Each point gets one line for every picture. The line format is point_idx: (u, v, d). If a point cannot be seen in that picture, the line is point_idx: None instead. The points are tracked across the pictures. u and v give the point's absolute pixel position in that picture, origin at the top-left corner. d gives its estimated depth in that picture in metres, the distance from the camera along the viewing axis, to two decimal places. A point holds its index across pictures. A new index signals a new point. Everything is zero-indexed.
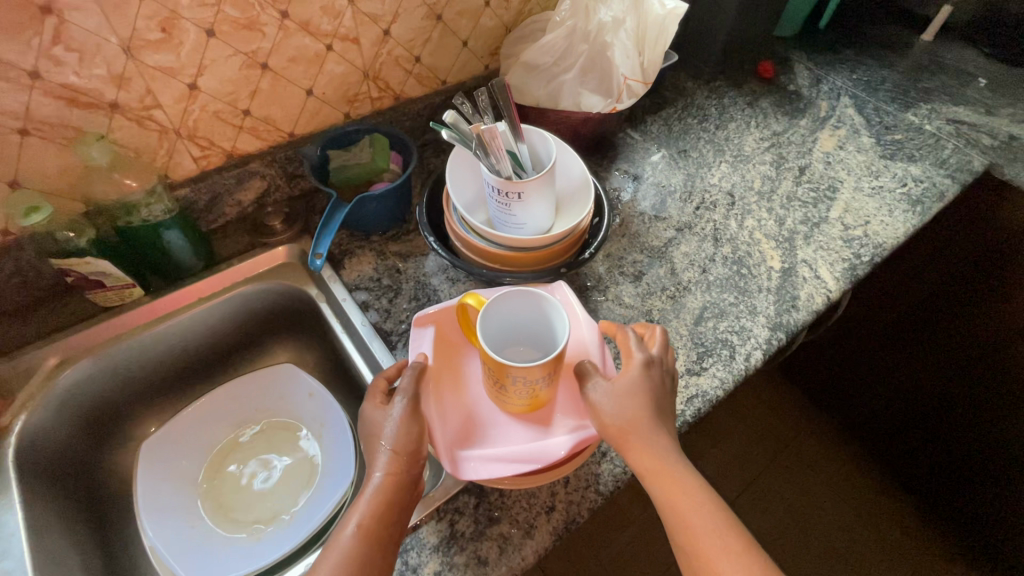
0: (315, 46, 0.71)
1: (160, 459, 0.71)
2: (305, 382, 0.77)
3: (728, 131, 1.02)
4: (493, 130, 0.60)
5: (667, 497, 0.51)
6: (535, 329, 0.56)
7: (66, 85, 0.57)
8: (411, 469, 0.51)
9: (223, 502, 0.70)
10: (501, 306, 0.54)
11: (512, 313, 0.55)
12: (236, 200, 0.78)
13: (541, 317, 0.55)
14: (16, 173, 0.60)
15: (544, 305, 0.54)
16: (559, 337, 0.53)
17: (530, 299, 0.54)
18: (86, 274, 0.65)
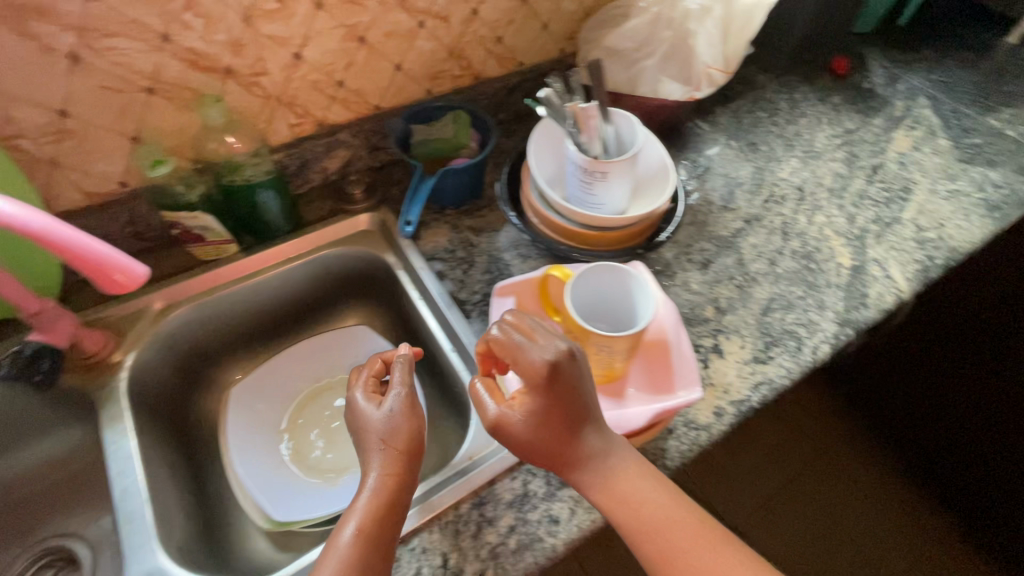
0: (409, 22, 0.74)
1: (247, 405, 0.77)
2: (379, 346, 0.82)
3: (798, 126, 1.01)
4: (590, 108, 0.62)
5: (606, 482, 0.50)
6: (614, 308, 0.58)
7: (191, 49, 0.61)
8: (408, 467, 0.54)
9: (301, 451, 0.75)
10: (586, 279, 0.56)
11: (595, 288, 0.57)
12: (323, 167, 0.82)
13: (623, 293, 0.57)
14: (139, 129, 0.65)
15: (629, 282, 0.57)
16: (641, 313, 0.56)
17: (614, 274, 0.56)
18: (191, 227, 0.70)
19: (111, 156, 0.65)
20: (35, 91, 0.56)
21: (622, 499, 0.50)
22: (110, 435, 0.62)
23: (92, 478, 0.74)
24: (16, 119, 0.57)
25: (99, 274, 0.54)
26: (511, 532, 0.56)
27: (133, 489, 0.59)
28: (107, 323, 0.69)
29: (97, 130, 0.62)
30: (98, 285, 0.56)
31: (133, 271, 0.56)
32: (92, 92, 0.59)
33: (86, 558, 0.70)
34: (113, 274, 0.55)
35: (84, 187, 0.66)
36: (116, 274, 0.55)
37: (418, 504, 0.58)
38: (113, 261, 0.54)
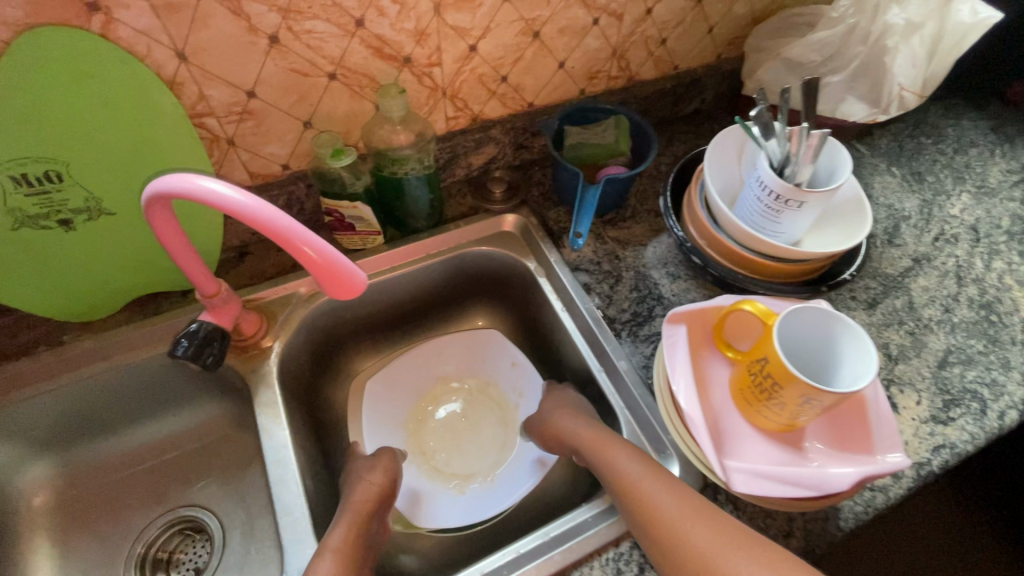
0: (584, 19, 0.70)
1: (381, 398, 0.78)
2: (508, 353, 0.81)
3: (969, 157, 0.91)
4: (811, 138, 0.54)
5: (602, 455, 0.58)
6: (813, 356, 0.53)
7: (379, 35, 0.59)
8: (373, 512, 0.60)
9: (428, 452, 0.74)
10: (789, 322, 0.51)
11: (795, 333, 0.52)
12: (467, 162, 0.79)
13: (828, 343, 0.51)
14: (312, 114, 0.63)
15: (835, 331, 0.51)
16: (850, 366, 0.50)
17: (821, 317, 0.51)
18: (346, 216, 0.69)
19: (282, 139, 0.64)
20: (232, 70, 0.55)
21: (630, 485, 0.53)
22: (264, 423, 0.62)
23: (221, 454, 0.75)
24: (209, 97, 0.56)
25: (288, 247, 0.44)
26: None
27: (288, 480, 0.59)
28: (258, 305, 0.69)
29: (276, 112, 0.61)
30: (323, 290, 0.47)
31: (329, 250, 0.45)
32: (281, 74, 0.58)
33: (213, 531, 0.71)
34: (302, 247, 0.44)
35: (251, 168, 0.65)
36: (311, 249, 0.44)
37: (580, 532, 0.55)
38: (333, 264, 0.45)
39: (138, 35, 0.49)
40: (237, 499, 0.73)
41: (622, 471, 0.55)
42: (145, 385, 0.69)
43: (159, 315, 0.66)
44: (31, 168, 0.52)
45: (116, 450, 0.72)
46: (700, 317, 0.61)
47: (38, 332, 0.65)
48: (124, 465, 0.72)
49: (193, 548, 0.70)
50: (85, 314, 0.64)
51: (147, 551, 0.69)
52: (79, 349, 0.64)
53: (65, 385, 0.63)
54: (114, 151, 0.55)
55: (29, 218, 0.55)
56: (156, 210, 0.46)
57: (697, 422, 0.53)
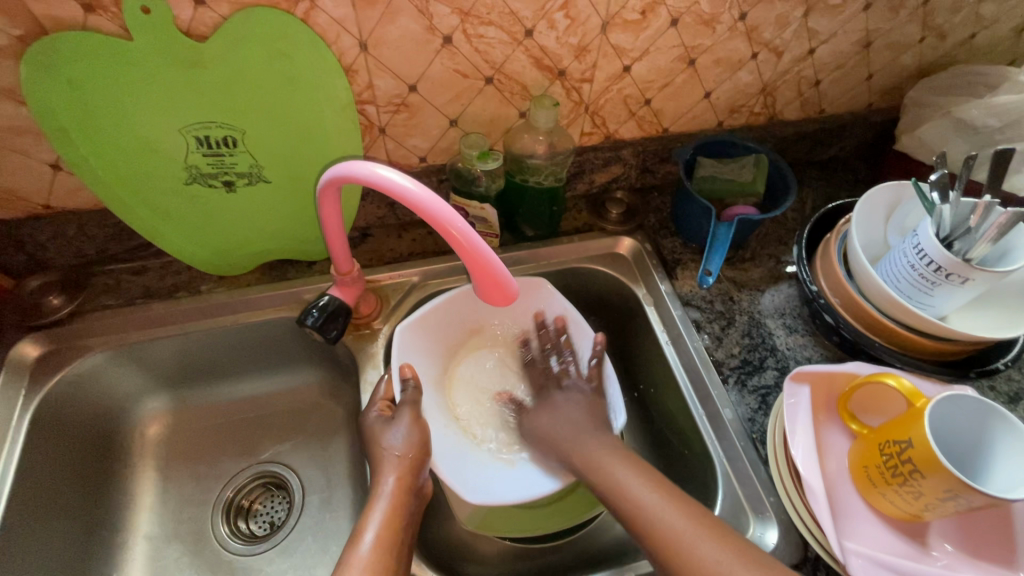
0: (744, 52, 0.68)
1: (405, 354, 0.63)
2: (551, 305, 0.68)
3: None
4: (1000, 217, 0.50)
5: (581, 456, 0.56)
6: (961, 446, 0.48)
7: (543, 47, 0.60)
8: (415, 473, 0.55)
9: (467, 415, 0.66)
10: (939, 409, 0.48)
11: (942, 421, 0.48)
12: (590, 179, 0.79)
13: (982, 437, 0.47)
14: (461, 114, 0.65)
15: (992, 426, 0.47)
16: (1005, 465, 0.45)
17: (977, 409, 0.47)
18: (471, 216, 0.70)
19: (428, 133, 0.66)
20: (403, 64, 0.58)
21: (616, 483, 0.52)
22: (367, 404, 0.64)
23: (311, 420, 0.78)
24: (376, 87, 0.59)
25: (440, 232, 0.45)
26: None
27: None
28: (374, 287, 0.71)
29: (429, 107, 0.63)
30: (474, 289, 0.49)
31: (474, 237, 0.46)
32: (444, 73, 0.60)
33: (293, 491, 0.74)
34: (452, 233, 0.45)
35: (393, 157, 0.68)
36: (461, 232, 0.45)
37: None
38: (490, 266, 0.46)
39: (332, 23, 0.53)
40: (319, 466, 0.76)
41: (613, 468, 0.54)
42: (258, 344, 0.73)
43: (286, 281, 0.70)
44: (213, 132, 0.57)
45: (221, 397, 0.77)
46: (825, 381, 0.58)
47: (180, 278, 0.71)
48: (224, 413, 0.77)
49: (271, 503, 0.74)
50: (224, 269, 0.69)
51: (233, 497, 0.73)
52: (212, 299, 0.69)
53: (196, 331, 0.68)
54: (284, 126, 0.59)
55: (201, 175, 0.60)
56: (327, 192, 0.48)
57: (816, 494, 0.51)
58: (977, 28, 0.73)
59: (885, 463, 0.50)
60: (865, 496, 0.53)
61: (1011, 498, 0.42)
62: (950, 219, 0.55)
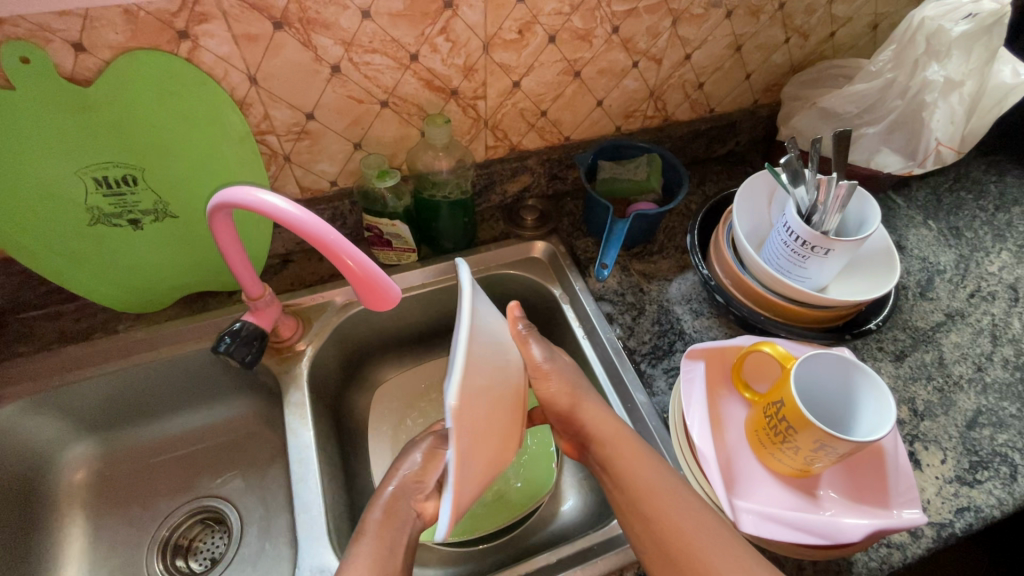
0: (624, 62, 0.73)
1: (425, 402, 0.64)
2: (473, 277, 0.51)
3: (1011, 216, 0.90)
4: (841, 187, 0.56)
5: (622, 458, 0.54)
6: (834, 402, 0.53)
7: (430, 69, 0.64)
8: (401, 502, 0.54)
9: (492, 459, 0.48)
10: (808, 369, 0.52)
11: (812, 380, 0.53)
12: (503, 190, 0.83)
13: (849, 391, 0.52)
14: (363, 137, 0.68)
15: (855, 379, 0.51)
16: (866, 416, 0.50)
17: (842, 366, 0.52)
18: (385, 232, 0.73)
19: (334, 158, 0.69)
20: (295, 94, 0.60)
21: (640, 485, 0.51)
22: (291, 423, 0.65)
23: (247, 449, 0.78)
24: (272, 117, 0.62)
25: (328, 253, 0.47)
26: None
27: (307, 479, 0.61)
28: (295, 310, 0.73)
29: (330, 133, 0.66)
30: (364, 304, 0.51)
31: (364, 258, 0.48)
32: (338, 100, 0.63)
33: (230, 524, 0.74)
34: (344, 258, 0.47)
35: (302, 183, 0.70)
36: (354, 259, 0.48)
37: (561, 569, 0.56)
38: (378, 279, 0.49)
39: (217, 60, 0.55)
40: (257, 494, 0.76)
41: (637, 481, 0.52)
42: (183, 377, 0.73)
43: (205, 312, 0.71)
44: (112, 171, 0.59)
45: (153, 436, 0.77)
46: (718, 355, 0.62)
47: (96, 320, 0.71)
48: (158, 451, 0.77)
49: (212, 538, 0.73)
50: (143, 306, 0.70)
51: (169, 535, 0.72)
52: (131, 338, 0.69)
53: (114, 370, 0.68)
54: (184, 161, 0.61)
55: (104, 215, 0.61)
56: (218, 217, 0.50)
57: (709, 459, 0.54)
58: (834, 27, 0.81)
59: (769, 424, 0.54)
60: (759, 458, 0.56)
61: (868, 441, 0.47)
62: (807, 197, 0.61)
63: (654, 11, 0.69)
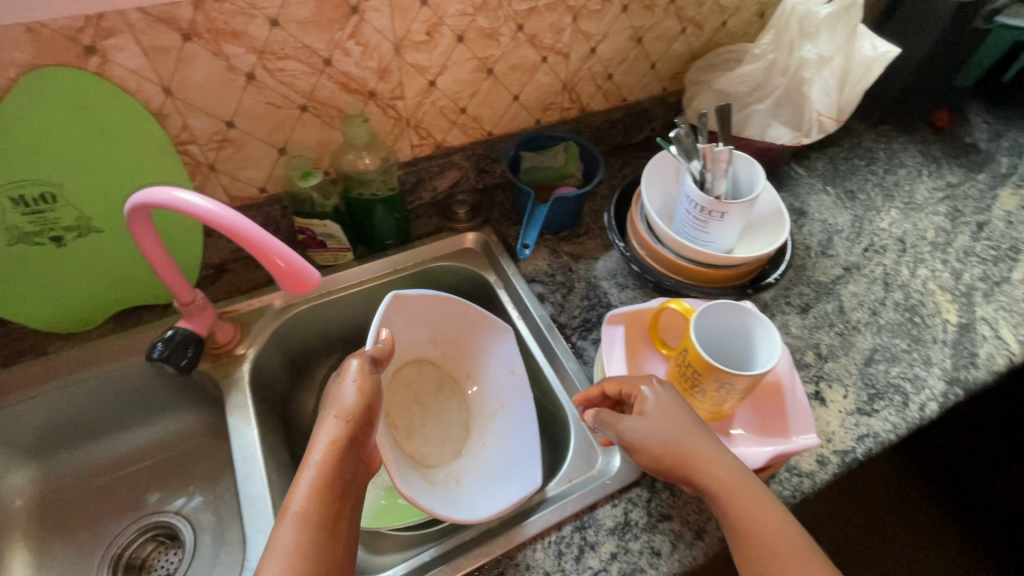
0: (533, 57, 0.78)
1: (383, 323, 0.66)
2: (508, 358, 0.74)
3: (898, 177, 1.00)
4: (722, 151, 0.63)
5: (746, 517, 0.48)
6: (733, 344, 0.59)
7: (345, 73, 0.67)
8: (356, 438, 0.53)
9: (399, 427, 0.68)
10: (709, 317, 0.57)
11: (717, 327, 0.58)
12: (433, 186, 0.86)
13: (745, 334, 0.58)
14: (286, 142, 0.70)
15: (748, 322, 0.57)
16: (760, 354, 0.56)
17: (739, 314, 0.57)
18: (318, 233, 0.75)
19: (260, 165, 0.71)
20: (212, 103, 0.62)
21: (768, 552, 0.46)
22: (234, 424, 0.66)
23: (197, 461, 0.78)
24: (191, 127, 0.64)
25: (260, 256, 0.51)
26: (581, 557, 0.56)
27: (253, 474, 0.62)
28: (234, 317, 0.74)
29: (252, 139, 0.68)
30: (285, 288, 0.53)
31: (295, 257, 0.52)
32: (257, 107, 0.65)
33: (184, 538, 0.73)
34: (275, 259, 0.51)
35: (230, 191, 0.72)
36: (282, 255, 0.51)
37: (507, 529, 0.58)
38: (297, 264, 0.51)
39: (129, 73, 0.57)
40: (210, 504, 0.76)
41: (766, 544, 0.46)
42: (123, 394, 0.73)
43: (140, 326, 0.72)
44: (29, 190, 0.59)
45: (96, 458, 0.76)
46: (636, 318, 0.67)
47: (25, 343, 0.70)
48: (103, 472, 0.76)
49: (166, 556, 0.73)
50: (72, 325, 0.69)
51: (121, 553, 0.72)
52: (64, 357, 0.69)
53: (46, 392, 0.67)
54: (105, 174, 0.62)
55: (26, 234, 0.61)
56: (137, 220, 0.52)
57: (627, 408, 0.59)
58: (724, 16, 0.89)
59: (680, 373, 0.59)
60: None
61: (760, 373, 0.52)
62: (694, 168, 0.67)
63: (554, 8, 0.74)
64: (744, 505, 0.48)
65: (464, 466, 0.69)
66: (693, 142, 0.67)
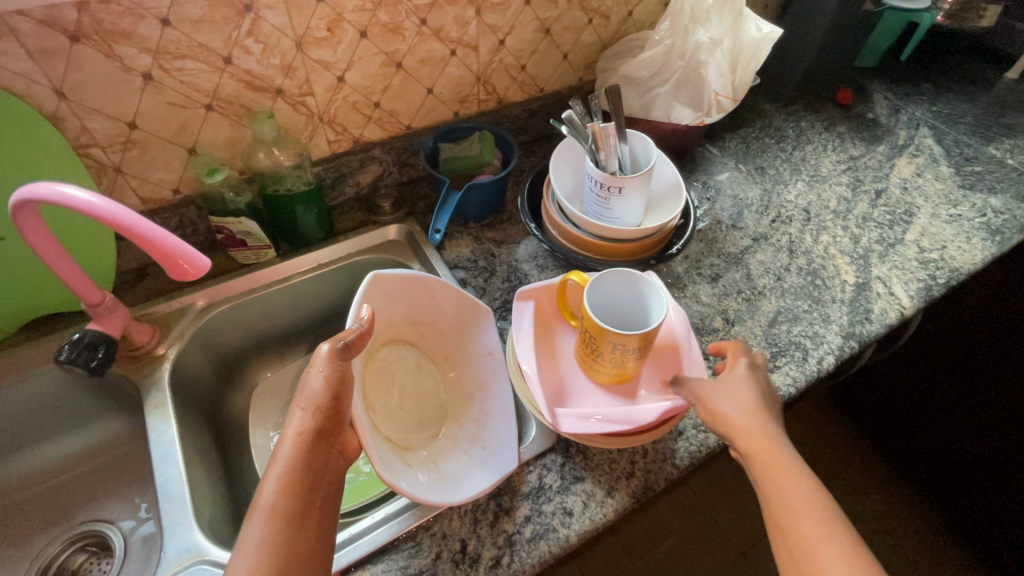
0: (442, 51, 0.81)
1: (362, 303, 0.63)
2: (487, 339, 0.72)
3: (805, 152, 1.06)
4: (608, 128, 0.68)
5: (773, 470, 0.51)
6: (629, 308, 0.63)
7: (248, 70, 0.68)
8: (324, 430, 0.53)
9: (376, 407, 0.66)
10: (604, 284, 0.61)
11: (612, 294, 0.62)
12: (356, 181, 0.88)
13: (637, 297, 0.62)
14: (195, 142, 0.71)
15: (640, 286, 0.61)
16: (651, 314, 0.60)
17: (630, 279, 0.61)
18: (236, 232, 0.75)
19: (170, 166, 0.71)
20: (110, 105, 0.63)
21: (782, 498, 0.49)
22: (153, 422, 0.66)
23: (128, 467, 0.78)
24: (91, 129, 0.64)
25: (161, 257, 0.52)
26: (501, 522, 0.59)
27: (172, 469, 0.63)
28: (152, 319, 0.74)
29: (158, 140, 0.68)
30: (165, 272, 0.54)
31: (192, 252, 0.53)
32: (158, 107, 0.66)
33: (115, 546, 0.72)
34: (180, 262, 0.53)
35: (141, 194, 0.72)
36: (167, 245, 0.52)
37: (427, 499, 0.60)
38: (179, 250, 0.53)
39: (16, 76, 0.57)
40: (142, 508, 0.75)
41: (782, 492, 0.49)
42: (40, 404, 0.72)
43: (54, 333, 0.71)
44: None
45: (17, 471, 0.74)
46: (545, 293, 0.71)
47: None
48: (25, 485, 0.74)
49: (97, 565, 0.72)
50: None
51: (49, 563, 0.71)
52: None
53: None
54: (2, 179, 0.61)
55: None
56: (23, 214, 0.53)
57: (531, 377, 0.62)
58: (629, 7, 0.93)
59: (583, 340, 0.62)
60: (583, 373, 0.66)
61: (647, 331, 0.56)
62: (586, 150, 0.72)
63: (456, 2, 0.76)
64: (771, 459, 0.52)
65: (443, 447, 0.67)
66: (582, 123, 0.72)
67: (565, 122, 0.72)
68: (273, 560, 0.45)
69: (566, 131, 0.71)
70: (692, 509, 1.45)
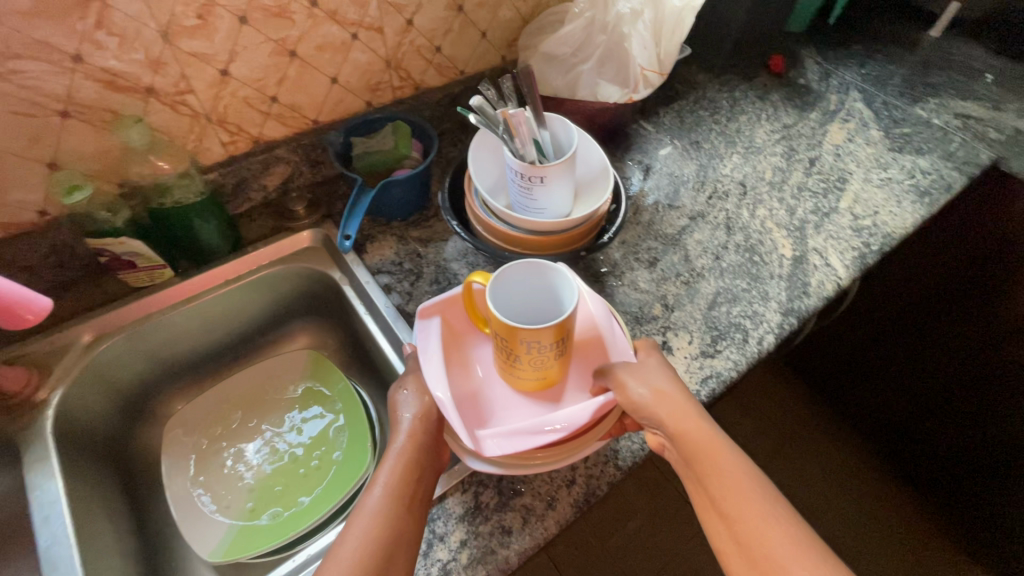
0: (341, 35, 0.72)
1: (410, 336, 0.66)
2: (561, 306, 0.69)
3: (739, 123, 1.03)
4: (519, 114, 0.64)
5: (709, 465, 0.52)
6: (540, 302, 0.58)
7: (106, 69, 0.59)
8: (431, 434, 0.55)
9: None
10: (509, 279, 0.56)
11: (520, 289, 0.57)
12: (262, 185, 0.80)
13: (548, 288, 0.57)
14: (55, 155, 0.62)
15: (550, 277, 0.56)
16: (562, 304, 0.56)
17: (537, 271, 0.56)
18: (119, 254, 0.66)
19: (27, 185, 0.62)
20: None
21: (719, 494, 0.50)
22: (34, 480, 0.58)
23: None
24: None
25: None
26: (462, 547, 0.55)
27: (60, 533, 0.55)
28: (31, 360, 0.66)
29: (6, 157, 0.59)
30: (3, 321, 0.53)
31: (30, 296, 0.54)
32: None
33: None
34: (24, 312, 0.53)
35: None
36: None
37: None
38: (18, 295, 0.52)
39: None
40: None
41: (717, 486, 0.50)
42: None
43: None
44: None
45: None
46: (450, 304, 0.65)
47: None
48: None
49: None
50: None
51: None
52: None
53: None
54: None
55: None
56: None
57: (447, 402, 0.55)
58: None
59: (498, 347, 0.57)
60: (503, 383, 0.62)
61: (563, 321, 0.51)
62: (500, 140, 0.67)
63: None
64: (702, 454, 0.52)
65: None
66: (493, 110, 0.67)
67: (475, 108, 0.66)
68: (373, 558, 0.46)
69: (476, 118, 0.66)
70: (655, 483, 1.46)
